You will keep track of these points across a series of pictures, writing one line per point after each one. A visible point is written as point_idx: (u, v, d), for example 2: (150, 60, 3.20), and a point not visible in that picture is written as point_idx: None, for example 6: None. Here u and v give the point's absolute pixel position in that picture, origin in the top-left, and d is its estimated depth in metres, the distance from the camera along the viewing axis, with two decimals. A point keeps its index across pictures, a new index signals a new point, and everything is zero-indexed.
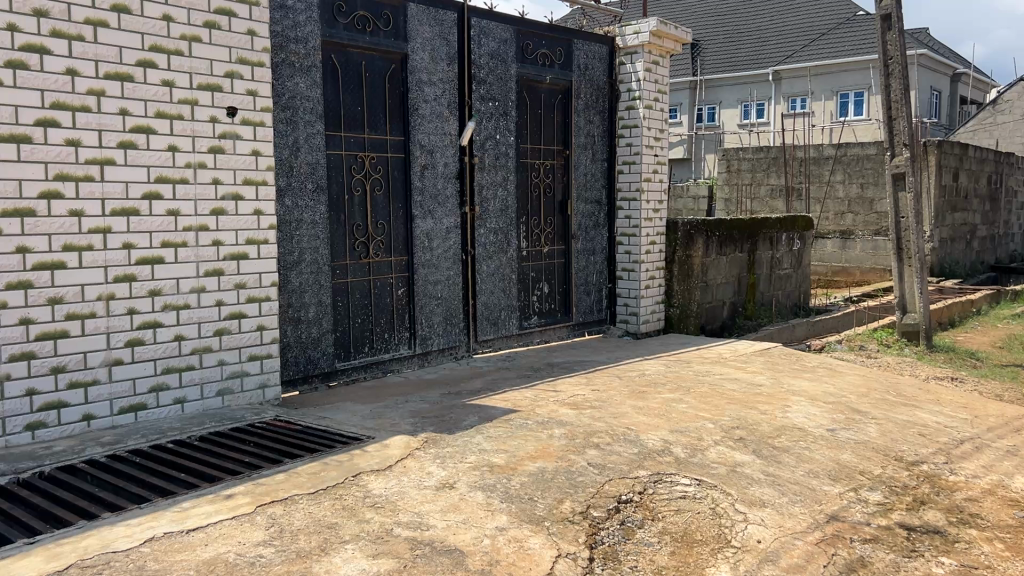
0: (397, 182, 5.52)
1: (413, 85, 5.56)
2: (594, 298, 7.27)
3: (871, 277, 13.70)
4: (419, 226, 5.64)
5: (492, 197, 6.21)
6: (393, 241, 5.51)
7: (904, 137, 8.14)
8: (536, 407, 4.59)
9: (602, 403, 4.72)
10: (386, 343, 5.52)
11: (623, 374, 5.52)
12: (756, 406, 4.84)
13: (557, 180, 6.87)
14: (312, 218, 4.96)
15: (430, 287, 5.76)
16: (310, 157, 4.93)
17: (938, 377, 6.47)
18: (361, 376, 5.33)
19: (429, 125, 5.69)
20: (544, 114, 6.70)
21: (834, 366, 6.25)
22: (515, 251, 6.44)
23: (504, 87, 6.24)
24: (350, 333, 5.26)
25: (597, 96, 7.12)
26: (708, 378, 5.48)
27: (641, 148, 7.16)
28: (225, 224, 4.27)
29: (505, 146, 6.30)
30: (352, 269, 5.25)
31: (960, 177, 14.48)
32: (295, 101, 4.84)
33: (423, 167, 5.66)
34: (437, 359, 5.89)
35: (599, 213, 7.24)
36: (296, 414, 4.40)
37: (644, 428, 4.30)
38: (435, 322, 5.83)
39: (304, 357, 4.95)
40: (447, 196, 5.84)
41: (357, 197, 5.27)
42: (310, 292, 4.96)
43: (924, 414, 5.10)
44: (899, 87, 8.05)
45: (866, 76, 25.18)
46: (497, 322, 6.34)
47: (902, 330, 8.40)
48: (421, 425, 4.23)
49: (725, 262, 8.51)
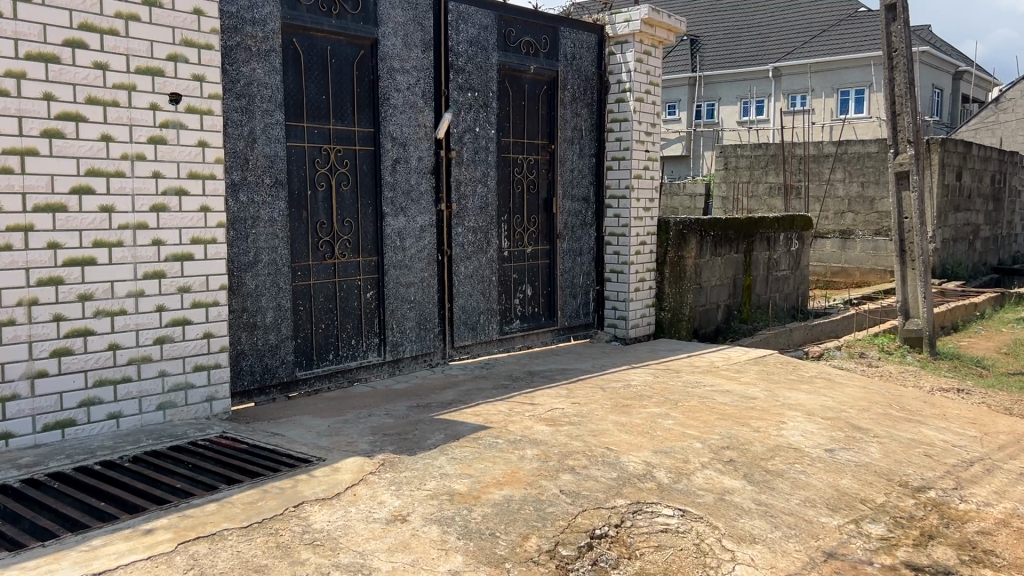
0: (365, 177, 5.15)
1: (384, 74, 5.18)
2: (581, 301, 6.89)
3: (871, 278, 13.35)
4: (390, 224, 5.27)
5: (470, 195, 5.84)
6: (361, 241, 5.14)
7: (909, 134, 7.78)
8: (509, 423, 4.21)
9: (581, 419, 4.35)
10: (353, 350, 5.14)
11: (606, 385, 5.14)
12: (748, 422, 4.47)
13: (542, 177, 6.49)
14: (270, 215, 4.59)
15: (402, 290, 5.39)
16: (267, 150, 4.56)
17: (944, 389, 6.09)
18: (324, 386, 4.96)
19: (401, 116, 5.31)
20: (528, 106, 6.32)
21: (833, 376, 5.88)
22: (495, 251, 6.06)
23: (484, 77, 5.86)
24: (313, 339, 4.90)
25: (585, 88, 6.74)
26: (698, 390, 5.11)
27: (631, 143, 6.78)
28: (167, 222, 3.89)
29: (485, 140, 5.92)
30: (315, 270, 4.88)
31: (963, 176, 14.11)
32: (252, 88, 4.47)
33: (395, 161, 5.28)
34: (410, 366, 5.51)
35: (586, 212, 6.86)
36: (245, 429, 4.02)
37: (625, 449, 3.93)
38: (408, 327, 5.45)
39: (261, 365, 4.60)
40: (421, 192, 5.47)
41: (321, 193, 4.90)
42: (267, 295, 4.60)
43: (930, 432, 4.72)
44: (904, 81, 7.68)
45: (866, 73, 24.76)
46: (476, 327, 5.96)
47: (903, 336, 8.03)
48: (381, 444, 3.86)
49: (720, 263, 8.14)
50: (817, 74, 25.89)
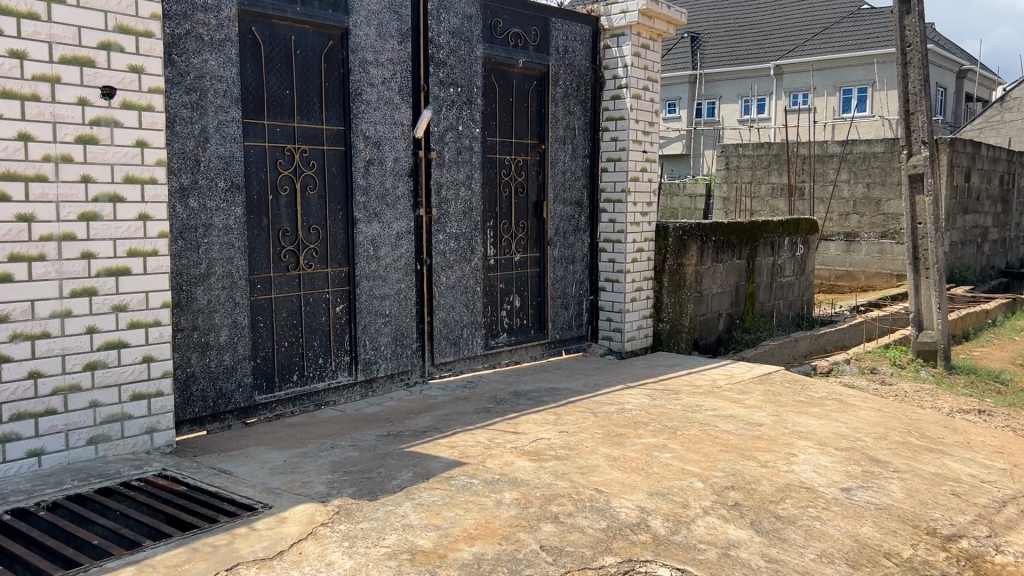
0: (335, 180, 4.69)
1: (356, 66, 4.72)
2: (573, 312, 6.44)
3: (876, 282, 12.95)
4: (363, 232, 4.81)
5: (453, 199, 5.38)
6: (330, 250, 4.68)
7: (924, 134, 7.33)
8: (487, 459, 3.76)
9: (569, 452, 3.89)
10: (321, 369, 4.69)
11: (598, 409, 4.69)
12: (754, 456, 4.01)
13: (532, 179, 6.03)
14: (225, 222, 4.15)
15: (376, 303, 4.93)
16: (221, 150, 4.12)
17: (964, 410, 5.64)
18: (288, 411, 4.52)
19: (376, 113, 4.85)
20: (517, 103, 5.85)
21: (845, 396, 5.43)
22: (480, 260, 5.61)
23: (468, 71, 5.39)
24: (275, 358, 4.45)
25: (578, 84, 6.28)
26: (699, 415, 4.65)
27: (627, 143, 6.32)
28: (99, 232, 3.43)
29: (469, 139, 5.46)
30: (277, 282, 4.44)
31: (972, 177, 13.66)
32: (204, 81, 4.03)
33: (368, 162, 4.82)
34: (386, 386, 5.06)
35: (580, 217, 6.41)
36: (188, 465, 3.57)
37: (617, 491, 3.47)
38: (383, 344, 4.99)
39: (214, 390, 4.16)
40: (398, 197, 5.01)
41: (284, 197, 4.45)
42: (221, 311, 4.16)
43: (955, 465, 4.26)
44: (919, 78, 7.24)
45: (871, 72, 24.40)
46: (459, 342, 5.50)
47: (915, 349, 7.58)
48: (339, 486, 3.40)
49: (722, 270, 7.70)
50: (820, 73, 25.46)
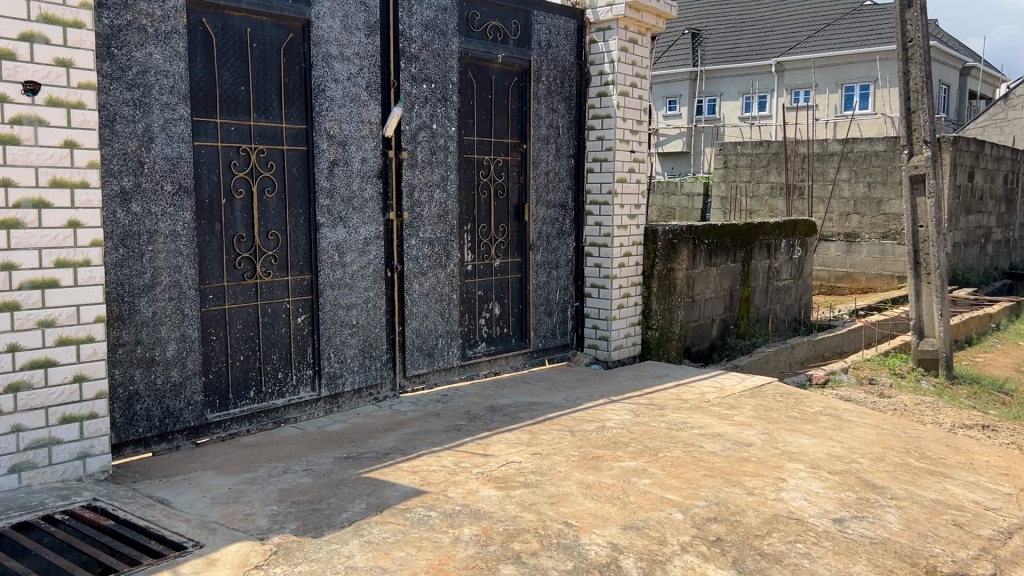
0: (296, 182, 4.40)
1: (319, 61, 4.43)
2: (557, 319, 6.14)
3: (877, 284, 12.64)
4: (327, 238, 4.52)
5: (426, 201, 5.08)
6: (291, 256, 4.39)
7: (925, 133, 7.02)
8: (449, 486, 3.46)
9: (539, 479, 3.59)
10: (281, 384, 4.41)
11: (577, 427, 4.39)
12: (740, 483, 3.71)
13: (512, 180, 5.73)
14: (173, 228, 3.87)
15: (342, 313, 4.63)
16: (168, 151, 3.83)
17: (966, 426, 5.34)
18: (244, 429, 4.23)
19: (341, 111, 4.56)
20: (496, 100, 5.55)
21: (840, 411, 5.13)
22: (457, 266, 5.31)
23: (443, 67, 5.09)
24: (229, 373, 4.16)
25: (562, 80, 5.98)
26: (683, 434, 4.35)
27: (614, 142, 6.02)
28: (21, 242, 3.14)
29: (445, 138, 5.16)
30: (231, 292, 4.15)
31: (975, 176, 13.36)
32: (148, 76, 3.73)
33: (333, 163, 4.53)
34: (353, 401, 4.77)
35: (564, 220, 6.11)
36: (122, 494, 3.26)
37: (588, 524, 3.17)
38: (350, 356, 4.70)
39: (160, 409, 3.87)
40: (366, 199, 4.71)
41: (239, 201, 4.17)
42: (168, 324, 3.87)
43: (958, 491, 3.96)
44: (920, 75, 6.93)
45: (872, 69, 24.09)
46: (433, 353, 5.21)
47: (916, 357, 7.27)
48: (283, 520, 3.10)
49: (715, 274, 7.41)
50: (821, 70, 25.13)
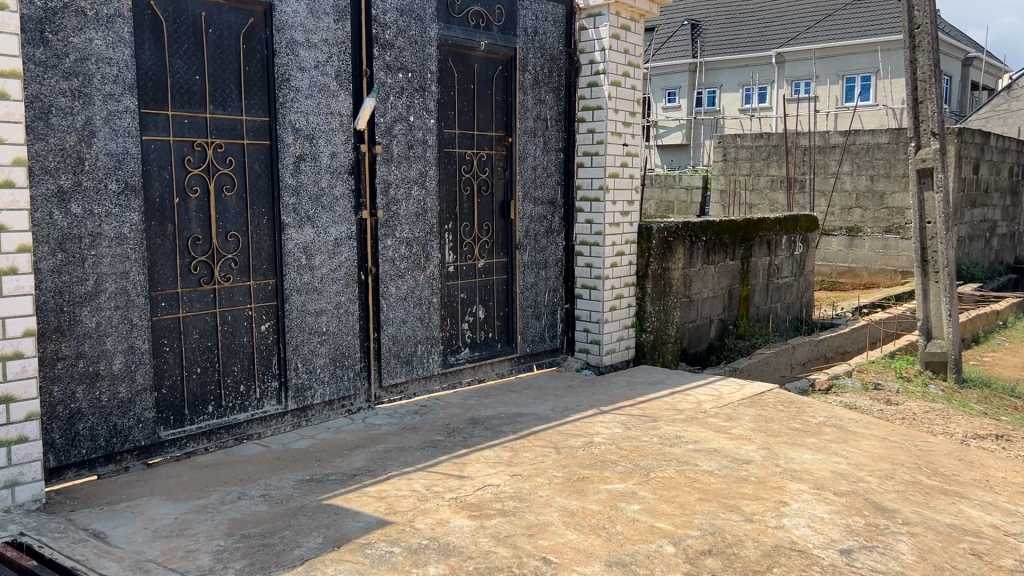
0: (258, 180, 4.08)
1: (282, 48, 4.09)
2: (546, 322, 5.82)
3: (880, 279, 12.27)
4: (293, 239, 4.20)
5: (403, 199, 4.75)
6: (252, 259, 4.07)
7: (933, 124, 6.69)
8: (418, 516, 3.14)
9: (517, 506, 3.26)
10: (242, 397, 4.08)
11: (563, 443, 4.07)
12: (738, 508, 3.39)
13: (497, 175, 5.40)
14: (118, 230, 3.54)
15: (310, 319, 4.31)
16: (112, 146, 3.50)
17: (980, 437, 5.01)
18: (201, 447, 3.91)
19: (308, 103, 4.22)
20: (479, 90, 5.21)
21: (846, 421, 4.80)
22: (437, 268, 4.98)
23: (420, 55, 4.76)
24: (184, 386, 3.84)
25: (550, 69, 5.64)
26: (677, 450, 4.03)
27: (605, 135, 5.68)
28: None
29: (423, 131, 4.82)
30: (186, 299, 3.83)
31: (980, 169, 13.02)
32: (88, 64, 3.40)
33: (299, 158, 4.20)
34: (324, 414, 4.44)
35: (553, 217, 5.79)
36: (53, 527, 2.94)
37: (568, 560, 2.85)
38: (319, 366, 4.37)
39: (107, 428, 3.55)
40: (336, 197, 4.38)
41: (194, 201, 3.84)
42: (114, 336, 3.55)
43: (974, 513, 3.63)
44: (928, 63, 6.60)
45: (874, 59, 23.72)
46: (412, 361, 4.88)
47: (924, 360, 6.93)
48: (227, 559, 2.78)
49: (712, 273, 7.09)
50: (822, 61, 24.78)
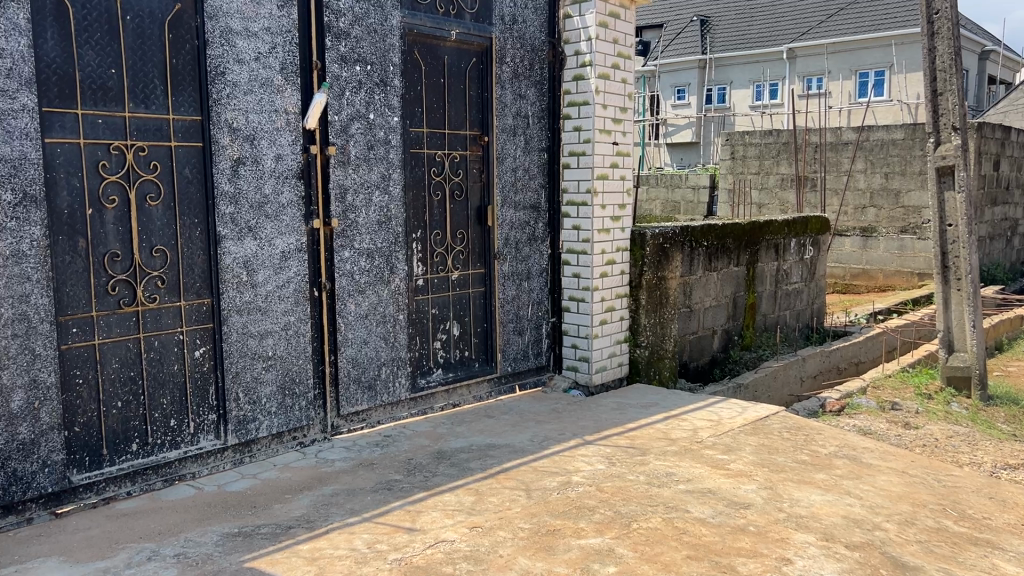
0: (189, 186, 3.61)
1: (215, 37, 3.61)
2: (529, 338, 5.33)
3: (896, 282, 11.76)
4: (231, 252, 3.73)
5: (363, 206, 4.26)
6: (183, 276, 3.61)
7: (955, 118, 6.18)
8: None
9: (471, 570, 2.77)
10: (173, 433, 3.61)
11: (536, 484, 3.57)
12: (733, 568, 2.88)
13: (473, 178, 4.91)
14: (16, 247, 3.07)
15: (253, 343, 3.83)
16: (6, 149, 3.02)
17: (1010, 468, 4.48)
18: (123, 491, 3.43)
19: (247, 99, 3.74)
20: (451, 85, 4.72)
21: (860, 451, 4.27)
22: (403, 282, 4.49)
23: (381, 45, 4.27)
24: (102, 423, 3.37)
25: (531, 61, 5.14)
26: (666, 492, 3.52)
27: (592, 133, 5.19)
28: None
29: (385, 130, 4.33)
30: (103, 323, 3.36)
31: (1001, 165, 12.44)
32: None
33: (237, 161, 3.73)
34: (271, 449, 3.97)
35: (536, 223, 5.29)
36: None
37: None
38: (265, 396, 3.90)
39: (4, 474, 3.08)
40: (283, 205, 3.91)
41: (112, 212, 3.37)
42: (12, 369, 3.07)
43: (1010, 569, 3.10)
44: (949, 51, 6.08)
45: (888, 53, 23.12)
46: (375, 386, 4.39)
47: (945, 375, 6.41)
48: None
49: (715, 280, 6.59)
50: (834, 55, 24.18)
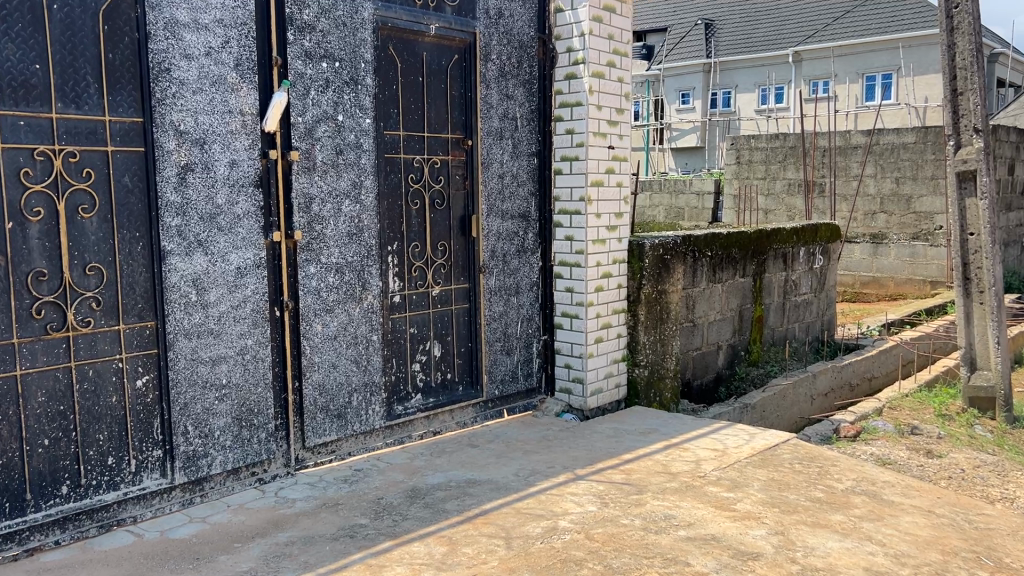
0: (129, 196, 3.23)
1: (158, 30, 3.23)
2: (519, 358, 4.93)
3: (907, 289, 11.30)
4: (177, 269, 3.34)
5: (331, 216, 3.86)
6: (123, 297, 3.22)
7: (977, 119, 5.76)
8: None
9: None
10: (111, 472, 3.23)
11: (518, 531, 3.16)
12: None
13: (455, 185, 4.52)
14: None
15: (204, 370, 3.45)
16: None
17: None
18: (50, 541, 3.04)
19: (196, 99, 3.36)
20: (430, 83, 4.33)
21: (882, 487, 3.86)
22: (378, 299, 4.10)
23: (351, 40, 3.89)
24: (25, 464, 2.98)
25: (519, 59, 4.76)
26: (665, 540, 3.12)
27: (585, 136, 4.80)
28: None
29: (356, 133, 3.94)
30: (27, 351, 2.98)
31: (1015, 169, 12.02)
32: None
33: (185, 168, 3.35)
34: (225, 487, 3.58)
35: (525, 234, 4.90)
36: None
37: None
38: (218, 429, 3.51)
39: None
40: (238, 216, 3.52)
41: (36, 225, 2.99)
42: None
43: None
44: (970, 47, 5.68)
45: (895, 56, 22.72)
46: (346, 415, 3.99)
47: (966, 395, 6.01)
48: None
49: (719, 292, 6.19)
50: (841, 58, 23.76)
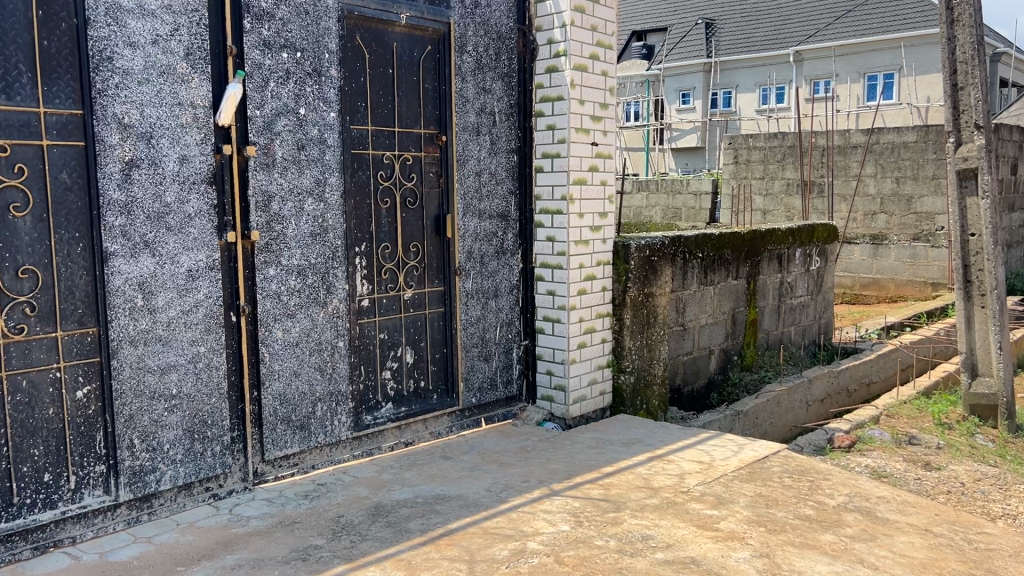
0: (68, 194, 3.01)
1: (99, 15, 3.01)
2: (498, 364, 4.71)
3: (907, 291, 11.21)
4: (121, 272, 3.13)
5: (292, 215, 3.65)
6: (61, 302, 3.01)
7: (977, 115, 5.54)
8: None
9: None
10: (48, 489, 3.01)
11: (483, 553, 2.94)
12: None
13: (429, 183, 4.30)
14: None
15: (151, 379, 3.23)
16: None
17: None
18: None
19: (142, 90, 3.14)
20: (401, 76, 4.11)
21: (876, 503, 3.63)
22: (344, 303, 3.88)
23: (313, 28, 3.67)
24: None
25: (497, 50, 4.54)
26: (640, 564, 2.90)
27: (567, 132, 4.58)
28: None
29: (320, 127, 3.73)
30: None
31: (1018, 169, 11.78)
32: None
33: (130, 164, 3.13)
34: (176, 503, 3.36)
35: (505, 234, 4.68)
36: None
37: None
38: (167, 442, 3.30)
39: None
40: (188, 215, 3.31)
41: None
42: None
43: None
44: (970, 41, 5.46)
45: (897, 56, 22.48)
46: (309, 426, 3.78)
47: (968, 403, 5.82)
48: None
49: (711, 295, 5.97)
50: (842, 57, 23.53)
